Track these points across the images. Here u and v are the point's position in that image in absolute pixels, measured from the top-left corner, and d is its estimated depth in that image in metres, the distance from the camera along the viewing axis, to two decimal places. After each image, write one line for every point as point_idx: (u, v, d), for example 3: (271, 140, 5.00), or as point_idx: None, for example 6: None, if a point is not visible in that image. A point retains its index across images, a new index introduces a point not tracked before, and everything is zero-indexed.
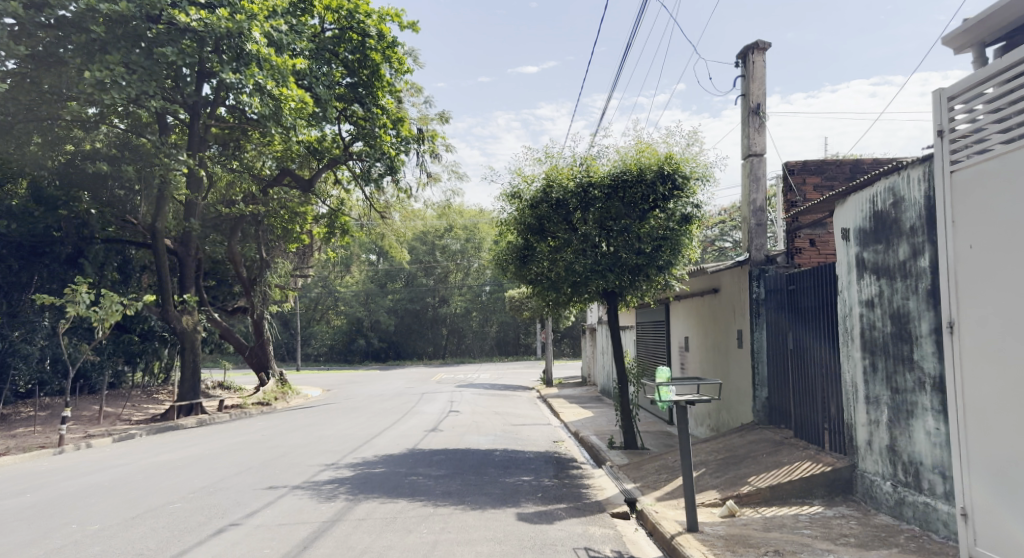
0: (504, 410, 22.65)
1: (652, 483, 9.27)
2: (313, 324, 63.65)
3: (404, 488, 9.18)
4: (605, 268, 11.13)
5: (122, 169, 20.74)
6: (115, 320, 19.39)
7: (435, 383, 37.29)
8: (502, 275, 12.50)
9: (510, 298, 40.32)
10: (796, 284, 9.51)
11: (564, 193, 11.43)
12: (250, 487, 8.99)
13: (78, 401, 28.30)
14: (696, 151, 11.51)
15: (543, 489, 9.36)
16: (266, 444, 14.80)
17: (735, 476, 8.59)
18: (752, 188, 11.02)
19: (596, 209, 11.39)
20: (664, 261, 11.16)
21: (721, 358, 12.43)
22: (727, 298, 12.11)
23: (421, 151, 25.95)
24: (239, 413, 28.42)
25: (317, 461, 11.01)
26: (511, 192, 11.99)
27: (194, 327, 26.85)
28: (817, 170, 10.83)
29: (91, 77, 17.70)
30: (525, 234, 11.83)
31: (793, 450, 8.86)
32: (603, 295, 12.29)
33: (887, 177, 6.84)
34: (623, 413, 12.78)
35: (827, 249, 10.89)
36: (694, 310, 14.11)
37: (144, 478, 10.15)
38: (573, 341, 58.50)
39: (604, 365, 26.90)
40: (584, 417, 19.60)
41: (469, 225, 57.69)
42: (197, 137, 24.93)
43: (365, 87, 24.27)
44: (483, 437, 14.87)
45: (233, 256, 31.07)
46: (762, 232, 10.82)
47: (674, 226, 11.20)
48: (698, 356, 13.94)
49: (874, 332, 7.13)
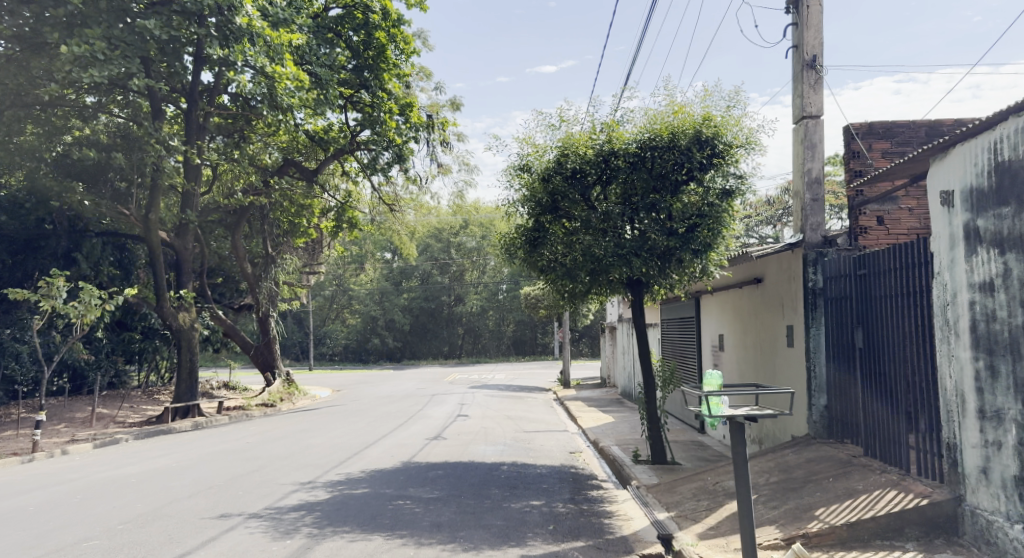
0: (517, 415, 20.90)
1: (689, 513, 7.53)
2: (327, 324, 62.20)
3: (385, 518, 7.50)
4: (630, 251, 9.40)
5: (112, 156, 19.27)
6: (94, 316, 18.05)
7: (449, 384, 35.57)
8: (511, 262, 10.83)
9: (526, 295, 38.53)
10: (868, 269, 7.74)
11: (580, 164, 9.73)
12: (196, 516, 7.43)
13: (71, 402, 26.50)
14: (741, 113, 9.70)
15: (555, 519, 7.64)
16: (248, 453, 13.21)
17: (797, 507, 6.83)
18: (806, 156, 9.29)
19: (619, 184, 9.67)
20: (700, 245, 9.39)
21: (767, 359, 10.71)
22: (773, 289, 10.36)
23: (431, 138, 24.27)
24: (241, 415, 26.81)
25: (288, 480, 9.38)
26: (519, 166, 10.33)
27: (191, 324, 25.29)
28: (886, 133, 9.02)
29: (70, 52, 16.30)
30: (536, 212, 10.11)
31: (867, 475, 7.09)
32: (628, 286, 10.54)
33: (1019, 115, 5.14)
34: (650, 422, 11.07)
35: (899, 228, 9.05)
36: (732, 303, 12.39)
37: (82, 502, 8.60)
38: (591, 341, 56.83)
39: (625, 365, 25.14)
40: (604, 423, 17.85)
41: (484, 222, 56.04)
42: (196, 124, 23.44)
43: (371, 68, 22.53)
44: (491, 447, 13.16)
45: (238, 250, 29.59)
46: (819, 208, 9.14)
47: (713, 201, 9.43)
48: (737, 357, 12.21)
49: (994, 325, 5.40)
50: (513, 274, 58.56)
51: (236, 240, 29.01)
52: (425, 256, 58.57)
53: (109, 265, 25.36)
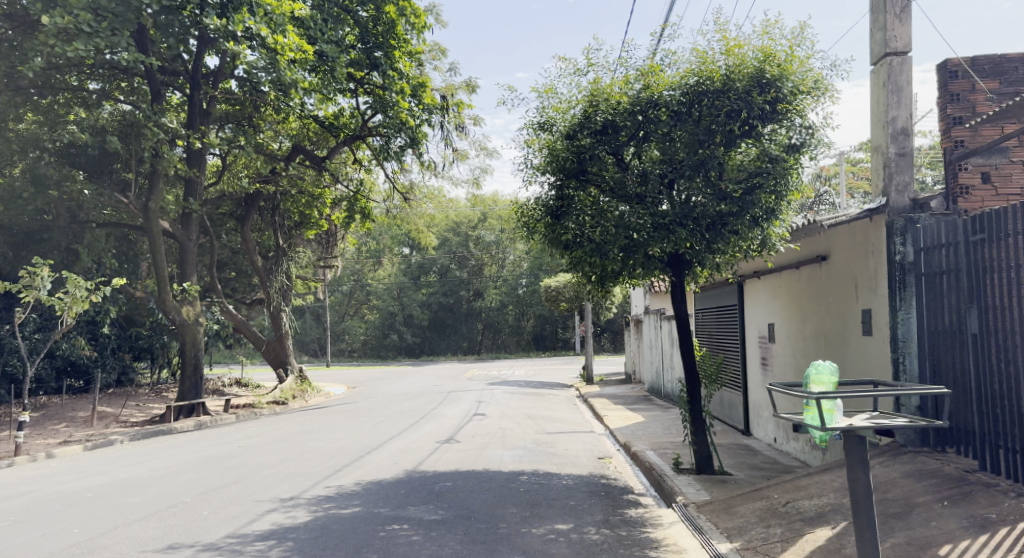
0: (539, 414, 19.30)
1: (761, 545, 5.93)
2: (346, 319, 60.70)
3: (373, 549, 6.00)
4: (674, 220, 7.77)
5: (108, 139, 17.78)
6: (81, 310, 16.40)
7: (466, 381, 33.97)
8: (531, 239, 9.28)
9: (547, 288, 36.84)
10: (985, 231, 6.10)
11: (613, 115, 8.15)
12: (136, 550, 5.97)
13: (73, 400, 24.79)
14: (808, 52, 8.05)
15: (587, 551, 6.10)
16: (237, 457, 11.70)
17: (908, 543, 5.21)
18: (890, 101, 7.70)
19: (660, 139, 8.08)
20: (759, 211, 7.75)
21: (835, 350, 9.13)
22: (843, 267, 8.82)
23: (446, 121, 22.63)
24: (248, 414, 25.39)
25: (266, 497, 7.90)
26: (539, 123, 8.76)
27: (196, 319, 23.78)
28: (995, 70, 7.63)
29: (52, 25, 14.96)
30: (560, 175, 8.49)
31: (995, 499, 5.46)
32: (669, 264, 8.93)
33: None
34: (694, 426, 9.51)
35: (1009, 187, 7.34)
36: (787, 285, 10.85)
37: (16, 525, 7.16)
38: (613, 336, 55.21)
39: (653, 360, 23.56)
40: (635, 423, 16.26)
41: (503, 214, 54.44)
42: (199, 109, 21.76)
43: (381, 46, 20.65)
44: (509, 452, 11.61)
45: (248, 244, 28.08)
46: (906, 164, 7.60)
47: (775, 156, 7.76)
48: (793, 347, 10.68)
49: None
50: (533, 268, 56.99)
51: (246, 232, 27.55)
52: (443, 249, 57.18)
53: (110, 257, 24.02)
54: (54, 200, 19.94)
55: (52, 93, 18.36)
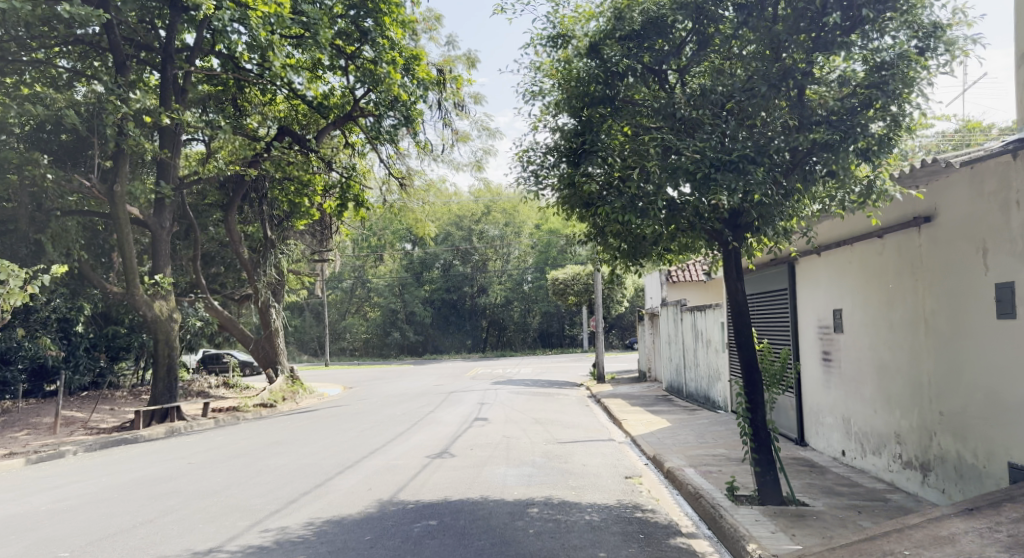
0: (550, 418, 16.93)
1: None
2: (347, 316, 58.05)
3: None
4: (742, 156, 5.79)
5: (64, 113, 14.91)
6: (18, 303, 14.02)
7: (469, 381, 31.49)
8: (538, 198, 7.22)
9: (554, 281, 34.38)
10: None
11: (657, 10, 6.48)
12: None
13: (39, 403, 22.44)
14: None
15: None
16: (177, 478, 9.46)
17: None
18: None
19: (722, 48, 6.51)
20: (868, 140, 5.82)
21: (949, 340, 6.94)
22: (960, 228, 6.66)
23: (443, 98, 20.28)
24: (231, 419, 22.99)
25: (172, 551, 5.75)
26: (553, 37, 7.06)
27: (170, 315, 21.11)
28: None
29: None
30: (578, 101, 6.65)
31: None
32: (725, 223, 6.71)
33: None
34: (757, 443, 7.29)
35: None
36: (863, 260, 8.64)
37: None
38: (622, 332, 52.99)
39: (672, 356, 21.33)
40: (662, 429, 13.97)
41: (506, 208, 52.35)
42: (177, 88, 18.98)
43: (370, 12, 17.75)
44: (514, 472, 9.29)
45: (232, 233, 25.42)
46: None
47: (890, 60, 5.91)
48: (873, 337, 8.49)
49: None
50: (538, 263, 54.92)
51: (230, 223, 25.03)
52: (445, 245, 54.84)
53: (79, 248, 21.59)
54: (12, 185, 17.34)
55: (16, 71, 16.05)
